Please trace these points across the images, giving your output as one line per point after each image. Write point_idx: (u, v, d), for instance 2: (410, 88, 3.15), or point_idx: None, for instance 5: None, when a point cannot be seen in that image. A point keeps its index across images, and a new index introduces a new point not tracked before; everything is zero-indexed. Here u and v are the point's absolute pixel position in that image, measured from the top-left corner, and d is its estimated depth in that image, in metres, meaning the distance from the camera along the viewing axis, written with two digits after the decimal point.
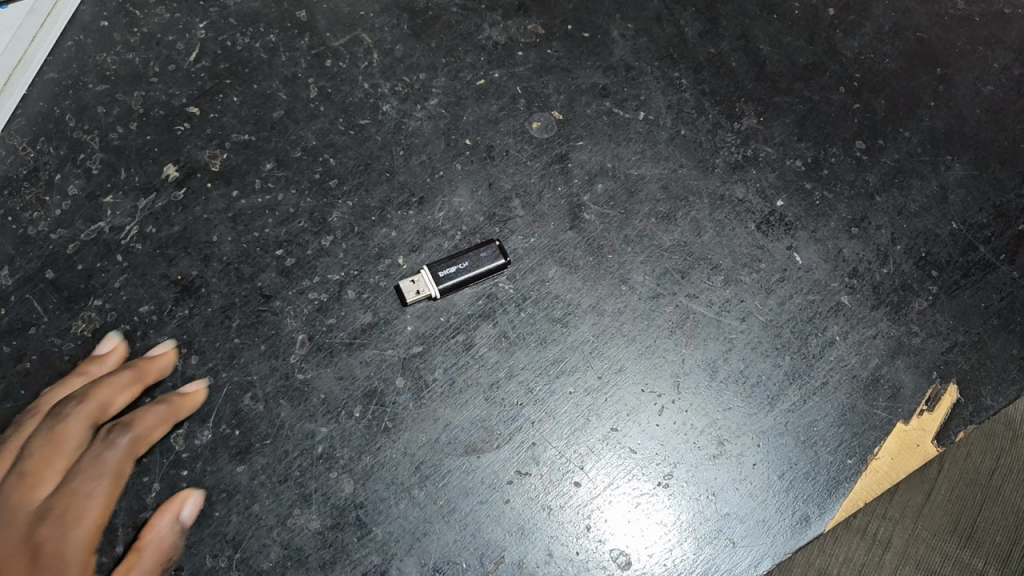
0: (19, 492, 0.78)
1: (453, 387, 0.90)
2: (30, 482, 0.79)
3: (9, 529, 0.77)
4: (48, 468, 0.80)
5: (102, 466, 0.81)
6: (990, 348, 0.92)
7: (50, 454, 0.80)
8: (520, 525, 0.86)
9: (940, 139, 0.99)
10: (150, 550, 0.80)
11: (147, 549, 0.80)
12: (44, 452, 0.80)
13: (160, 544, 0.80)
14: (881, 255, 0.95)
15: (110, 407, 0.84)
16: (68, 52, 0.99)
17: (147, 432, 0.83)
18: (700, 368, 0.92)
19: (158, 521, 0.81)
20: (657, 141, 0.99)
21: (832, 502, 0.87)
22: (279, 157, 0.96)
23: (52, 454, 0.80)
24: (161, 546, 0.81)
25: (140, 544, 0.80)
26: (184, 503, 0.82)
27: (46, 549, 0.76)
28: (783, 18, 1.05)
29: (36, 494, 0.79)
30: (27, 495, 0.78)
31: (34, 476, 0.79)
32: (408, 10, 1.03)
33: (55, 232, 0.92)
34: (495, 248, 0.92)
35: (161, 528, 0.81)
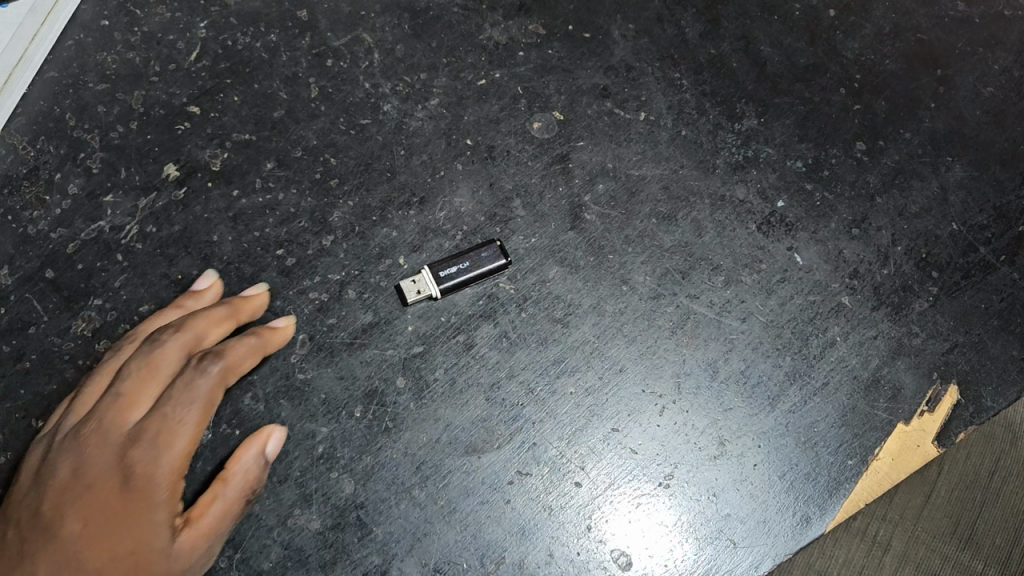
0: (114, 414, 0.76)
1: (453, 387, 0.90)
2: (126, 404, 0.77)
3: (103, 449, 0.74)
4: (144, 391, 0.78)
5: (194, 392, 0.77)
6: (990, 349, 0.92)
7: (147, 376, 0.78)
8: (521, 526, 0.86)
9: (941, 140, 0.99)
10: (237, 480, 0.80)
11: (234, 478, 0.80)
12: (140, 374, 0.78)
13: (246, 474, 0.81)
14: (881, 256, 0.95)
15: (205, 336, 0.82)
16: (69, 51, 0.99)
17: (241, 360, 0.82)
18: (700, 368, 0.92)
19: (245, 452, 0.82)
20: (658, 142, 0.99)
21: (833, 503, 0.87)
22: (280, 156, 0.96)
23: (149, 376, 0.78)
24: (244, 479, 0.81)
25: (224, 476, 0.80)
26: (268, 437, 0.83)
27: (140, 469, 0.73)
28: (784, 19, 1.04)
29: (131, 415, 0.76)
30: (121, 416, 0.76)
31: (130, 397, 0.77)
32: (409, 10, 1.03)
33: (55, 231, 0.92)
34: (495, 247, 0.93)
35: (248, 459, 0.81)
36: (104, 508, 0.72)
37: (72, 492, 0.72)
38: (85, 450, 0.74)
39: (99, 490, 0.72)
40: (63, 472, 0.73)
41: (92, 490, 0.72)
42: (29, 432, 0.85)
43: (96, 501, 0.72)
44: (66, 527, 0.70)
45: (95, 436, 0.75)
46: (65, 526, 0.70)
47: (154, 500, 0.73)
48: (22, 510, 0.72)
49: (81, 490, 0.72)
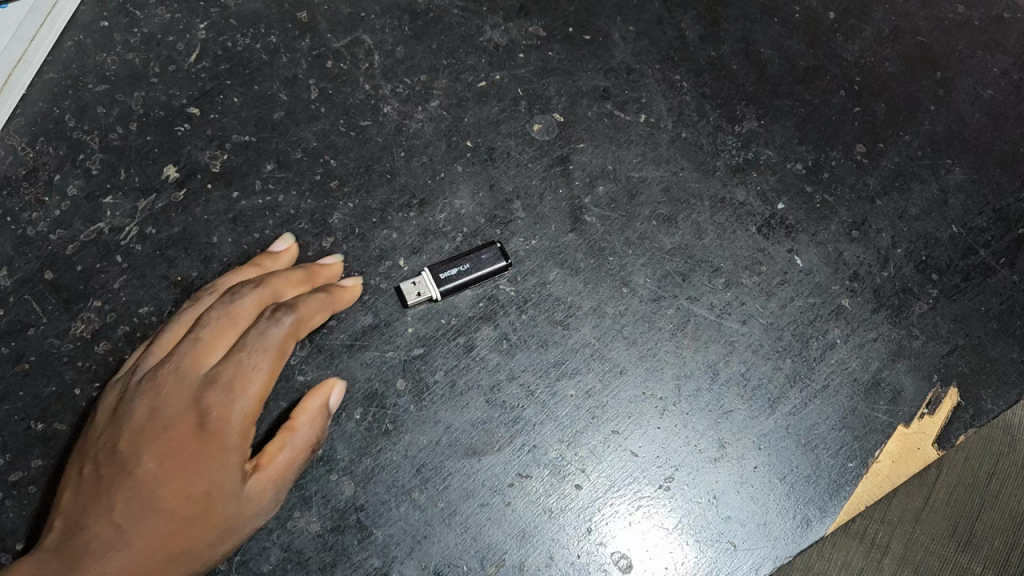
0: (191, 357, 0.78)
1: (453, 389, 0.89)
2: (203, 348, 0.78)
3: (180, 390, 0.75)
4: (222, 338, 0.79)
5: (269, 342, 0.79)
6: (989, 352, 0.92)
7: (225, 324, 0.80)
8: (521, 528, 0.87)
9: (940, 144, 0.99)
10: (305, 427, 0.82)
11: (302, 426, 0.82)
12: (219, 323, 0.80)
13: (312, 423, 0.82)
14: (881, 258, 0.95)
15: (279, 292, 0.84)
16: (68, 52, 0.99)
17: (313, 315, 0.84)
18: (700, 370, 0.92)
19: (311, 403, 0.83)
20: (658, 144, 0.99)
21: (834, 505, 0.87)
22: (280, 158, 0.96)
23: (226, 326, 0.80)
24: (310, 428, 0.82)
25: (293, 424, 0.82)
26: (332, 389, 0.85)
27: (215, 412, 0.74)
28: (784, 21, 1.03)
29: (208, 360, 0.78)
30: (199, 360, 0.78)
31: (207, 342, 0.79)
32: (408, 12, 1.03)
33: (55, 233, 0.92)
34: (495, 249, 0.92)
35: (315, 409, 0.83)
36: (180, 447, 0.73)
37: (148, 430, 0.74)
38: (162, 391, 0.75)
39: (175, 430, 0.74)
40: (140, 411, 0.75)
41: (168, 429, 0.74)
42: (30, 434, 0.86)
43: (172, 441, 0.73)
44: (143, 465, 0.72)
45: (172, 378, 0.76)
46: (142, 463, 0.72)
47: (227, 443, 0.74)
48: (100, 446, 0.75)
49: (157, 429, 0.74)
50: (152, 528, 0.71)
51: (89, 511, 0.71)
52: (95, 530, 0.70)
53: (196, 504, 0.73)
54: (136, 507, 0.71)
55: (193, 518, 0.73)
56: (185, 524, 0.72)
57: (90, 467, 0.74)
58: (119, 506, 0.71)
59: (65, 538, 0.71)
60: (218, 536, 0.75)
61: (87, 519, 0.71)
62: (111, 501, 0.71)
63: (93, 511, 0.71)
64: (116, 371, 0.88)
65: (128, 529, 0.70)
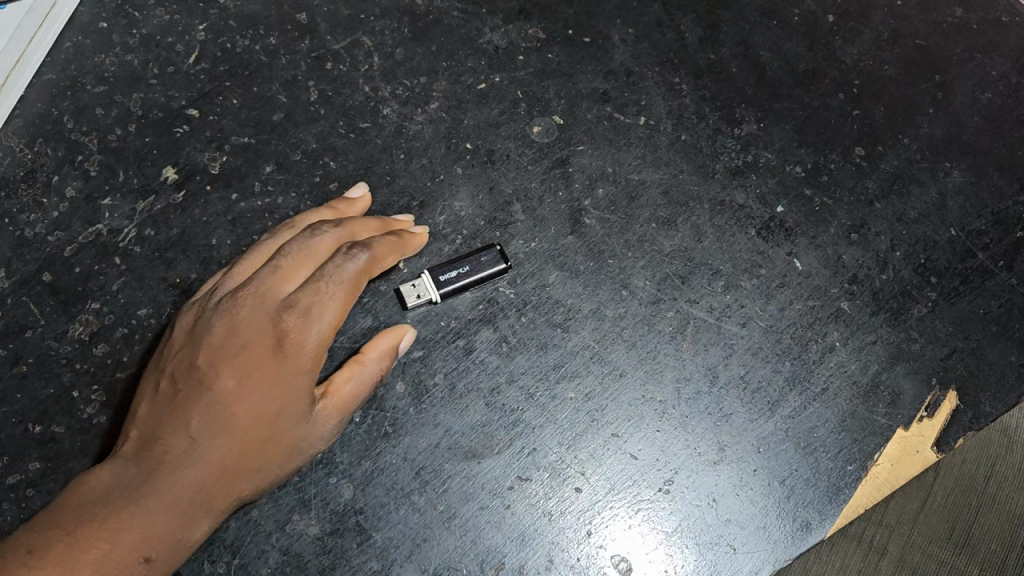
0: (269, 284, 0.80)
1: (453, 392, 0.89)
2: (281, 276, 0.80)
3: (257, 313, 0.78)
4: (299, 268, 0.81)
5: (346, 275, 0.80)
6: (988, 355, 0.92)
7: (303, 256, 0.82)
8: (521, 531, 0.87)
9: (939, 147, 0.99)
10: (373, 362, 0.84)
11: (370, 360, 0.84)
12: (298, 254, 0.82)
13: (380, 359, 0.85)
14: (880, 261, 0.95)
15: (356, 233, 0.86)
16: (67, 53, 0.98)
17: (386, 255, 0.86)
18: (700, 373, 0.92)
19: (382, 341, 0.86)
20: (658, 147, 0.99)
21: (832, 508, 0.88)
22: (279, 159, 0.96)
23: (305, 257, 0.82)
24: (378, 364, 0.85)
25: (361, 357, 0.84)
26: (401, 335, 0.88)
27: (292, 336, 0.76)
28: (782, 25, 1.03)
29: (285, 287, 0.80)
30: (276, 288, 0.79)
31: (286, 270, 0.80)
32: (408, 13, 1.03)
33: (53, 234, 0.92)
34: (495, 252, 0.92)
35: (384, 347, 0.86)
36: (257, 367, 0.76)
37: (226, 349, 0.76)
38: (240, 314, 0.78)
39: (252, 352, 0.76)
40: (219, 331, 0.77)
41: (246, 349, 0.76)
42: (28, 436, 0.86)
43: (249, 361, 0.76)
44: (219, 382, 0.75)
45: (251, 302, 0.78)
46: (218, 380, 0.75)
47: (301, 366, 0.77)
48: (178, 363, 0.78)
49: (234, 349, 0.76)
50: (223, 443, 0.74)
51: (166, 420, 0.74)
52: (172, 440, 0.73)
53: (268, 424, 0.76)
54: (211, 421, 0.74)
55: (263, 437, 0.76)
56: (256, 441, 0.75)
57: (168, 382, 0.77)
58: (196, 419, 0.74)
59: (143, 447, 0.74)
60: (284, 457, 0.78)
61: (164, 429, 0.74)
62: (189, 413, 0.74)
63: (171, 422, 0.74)
64: (113, 373, 0.88)
65: (203, 442, 0.73)
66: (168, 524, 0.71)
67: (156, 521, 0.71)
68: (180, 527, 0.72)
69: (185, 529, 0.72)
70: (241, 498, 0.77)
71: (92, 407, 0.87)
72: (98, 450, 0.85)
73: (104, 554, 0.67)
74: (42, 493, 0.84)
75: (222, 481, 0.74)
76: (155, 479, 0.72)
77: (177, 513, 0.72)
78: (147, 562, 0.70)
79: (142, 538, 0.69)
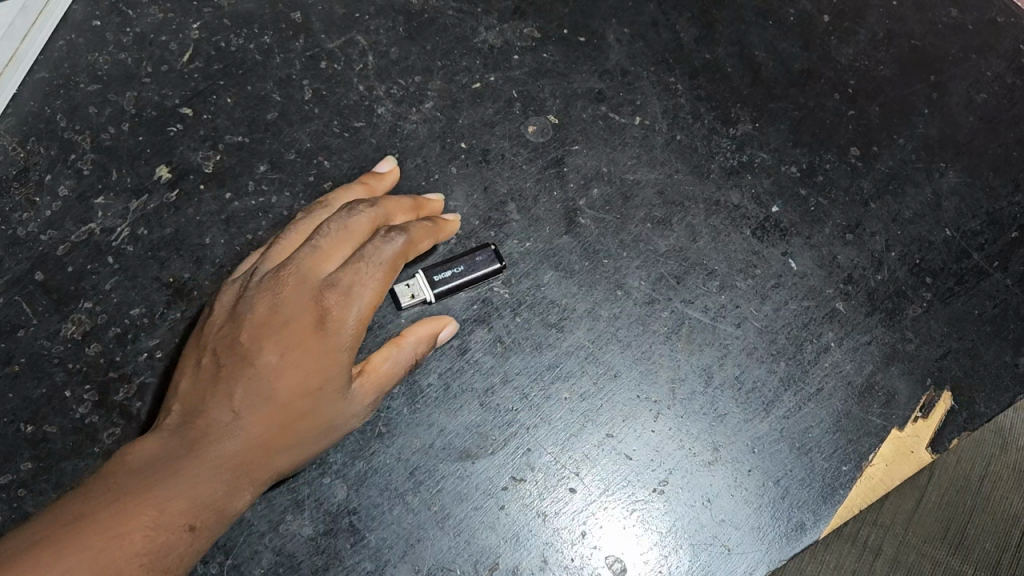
0: (310, 264, 0.81)
1: (447, 392, 0.89)
2: (321, 256, 0.82)
3: (299, 292, 0.80)
4: (338, 248, 0.83)
5: (384, 259, 0.83)
6: (983, 356, 0.93)
7: (342, 237, 0.83)
8: (515, 532, 0.87)
9: (935, 147, 0.99)
10: (410, 344, 0.86)
11: (407, 343, 0.86)
12: (337, 234, 0.83)
13: (417, 342, 0.86)
14: (875, 262, 0.95)
15: (390, 215, 0.88)
16: (60, 52, 0.98)
17: (420, 241, 0.88)
18: (694, 374, 0.92)
19: (422, 326, 0.87)
20: (653, 147, 0.98)
21: (827, 509, 0.88)
22: (273, 159, 0.95)
23: (344, 237, 0.83)
24: (414, 348, 0.86)
25: (398, 340, 0.86)
26: (442, 327, 0.89)
27: (332, 315, 0.79)
28: (778, 25, 1.03)
29: (325, 268, 0.82)
30: (317, 267, 0.82)
31: (326, 250, 0.82)
32: (403, 12, 1.02)
33: (46, 234, 0.92)
34: (490, 252, 0.92)
35: (424, 332, 0.87)
36: (299, 344, 0.78)
37: (268, 327, 0.78)
38: (283, 291, 0.80)
39: (295, 327, 0.78)
40: (261, 308, 0.79)
41: (289, 326, 0.78)
42: (20, 436, 0.85)
43: (291, 337, 0.78)
44: (262, 357, 0.77)
45: (293, 281, 0.80)
46: (261, 356, 0.77)
47: (341, 345, 0.79)
48: (220, 340, 0.79)
49: (276, 326, 0.78)
50: (267, 416, 0.76)
51: (210, 395, 0.76)
52: (216, 413, 0.75)
53: (308, 399, 0.78)
54: (255, 395, 0.76)
55: (304, 411, 0.78)
56: (296, 415, 0.77)
57: (210, 358, 0.79)
58: (239, 393, 0.76)
59: (186, 420, 0.75)
60: (322, 432, 0.80)
61: (207, 402, 0.76)
62: (233, 387, 0.76)
63: (214, 396, 0.76)
64: (106, 373, 0.87)
65: (246, 415, 0.75)
66: (212, 494, 0.72)
67: (201, 490, 0.72)
68: (224, 497, 0.73)
69: (228, 499, 0.73)
70: (280, 472, 0.78)
71: (84, 407, 0.86)
72: (91, 450, 0.85)
73: (152, 520, 0.68)
74: (33, 493, 0.84)
75: (265, 453, 0.76)
76: (199, 449, 0.73)
77: (221, 484, 0.73)
78: (192, 529, 0.71)
79: (188, 506, 0.71)
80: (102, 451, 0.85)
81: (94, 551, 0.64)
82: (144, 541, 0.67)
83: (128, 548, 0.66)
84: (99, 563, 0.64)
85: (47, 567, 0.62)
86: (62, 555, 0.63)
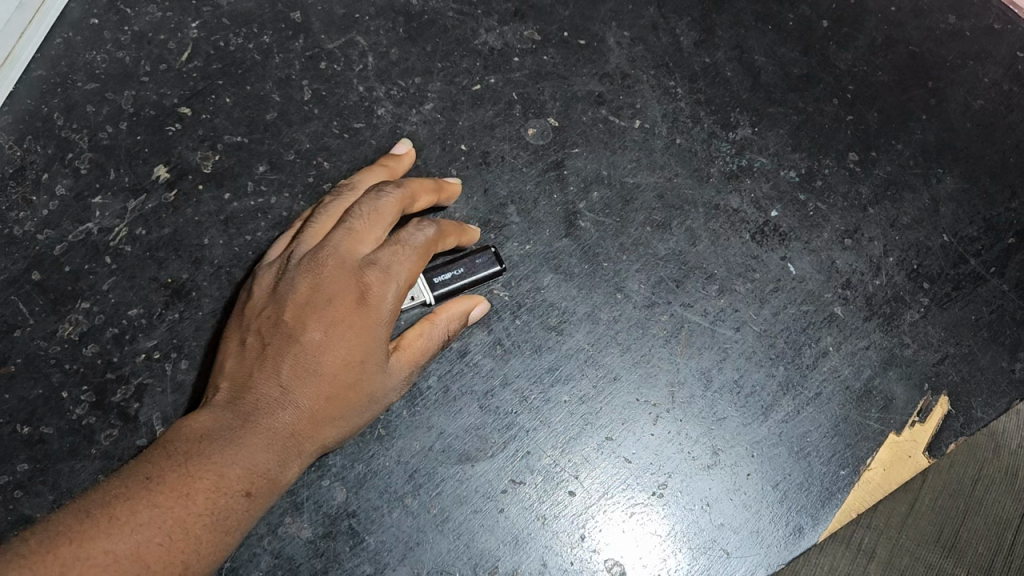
0: (346, 243, 0.81)
1: (447, 395, 0.90)
2: (356, 236, 0.82)
3: (338, 270, 0.80)
4: (372, 229, 0.83)
5: (419, 242, 0.83)
6: (979, 361, 0.93)
7: (375, 218, 0.83)
8: (514, 536, 0.87)
9: (933, 153, 0.99)
10: (443, 323, 0.86)
11: (440, 321, 0.86)
12: (370, 216, 0.83)
13: (450, 322, 0.87)
14: (873, 266, 0.95)
15: (416, 195, 0.88)
16: (57, 49, 0.97)
17: (448, 229, 0.88)
18: (693, 378, 0.92)
19: (454, 306, 0.87)
20: (653, 150, 0.98)
21: (826, 513, 0.88)
22: (273, 159, 0.95)
23: (377, 219, 0.83)
24: (447, 325, 0.86)
25: (432, 317, 0.86)
26: (474, 306, 0.89)
27: (371, 292, 0.79)
28: (777, 29, 1.03)
29: (361, 247, 0.82)
30: (354, 248, 0.81)
31: (360, 231, 0.82)
32: (403, 13, 1.02)
33: (42, 233, 0.91)
34: (490, 254, 0.92)
35: (458, 312, 0.87)
36: (340, 320, 0.77)
37: (310, 305, 0.78)
38: (321, 270, 0.80)
39: (337, 304, 0.78)
40: (301, 287, 0.79)
41: (331, 302, 0.78)
42: (16, 437, 0.85)
43: (333, 313, 0.77)
44: (305, 333, 0.77)
45: (331, 260, 0.80)
46: (304, 332, 0.77)
47: (380, 320, 0.79)
48: (263, 319, 0.79)
49: (318, 303, 0.78)
50: (313, 389, 0.75)
51: (256, 371, 0.76)
52: (263, 387, 0.75)
53: (352, 373, 0.77)
54: (301, 369, 0.75)
55: (348, 386, 0.77)
56: (340, 390, 0.77)
57: (253, 338, 0.79)
58: (286, 367, 0.75)
59: (234, 395, 0.75)
60: (365, 406, 0.79)
61: (255, 378, 0.75)
62: (279, 362, 0.76)
63: (260, 372, 0.76)
64: (103, 374, 0.87)
65: (294, 389, 0.75)
66: (266, 463, 0.71)
67: (255, 457, 0.71)
68: (276, 466, 0.72)
69: (279, 470, 0.72)
70: (327, 445, 0.77)
71: (81, 408, 0.86)
72: (87, 452, 0.85)
73: (213, 483, 0.67)
74: (29, 495, 0.84)
75: (313, 427, 0.75)
76: (251, 420, 0.73)
77: (273, 454, 0.72)
78: (248, 495, 0.69)
79: (243, 473, 0.70)
80: (98, 453, 0.85)
81: (162, 510, 0.64)
82: (207, 502, 0.66)
83: (193, 509, 0.65)
84: (166, 522, 0.64)
85: (121, 523, 0.62)
86: (132, 513, 0.63)
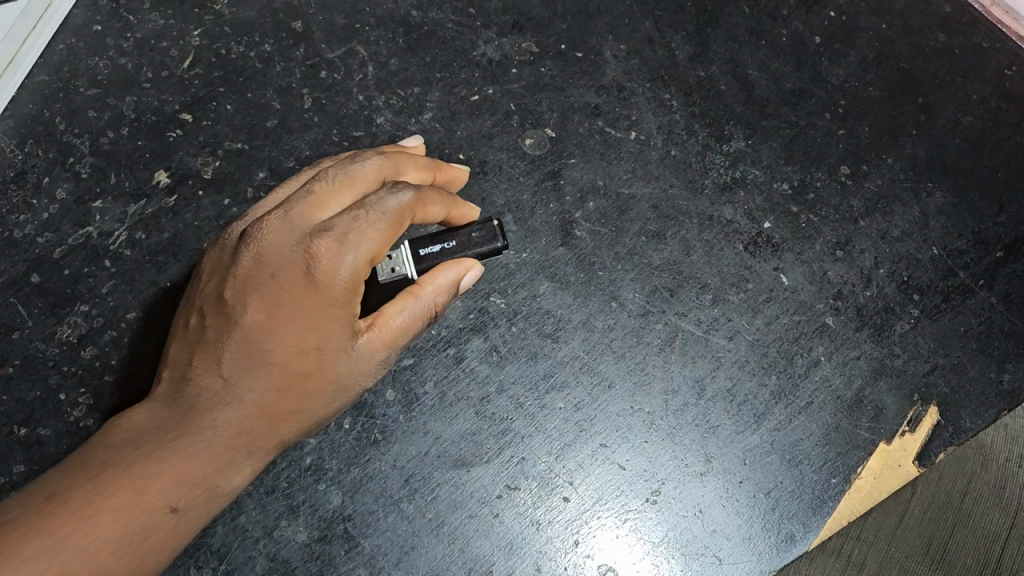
0: (303, 208, 0.77)
1: (442, 400, 0.91)
2: (314, 201, 0.77)
3: (286, 241, 0.75)
4: (336, 196, 0.78)
5: (389, 209, 0.77)
6: (969, 371, 0.94)
7: (342, 185, 0.78)
8: (509, 540, 0.88)
9: (922, 167, 1.01)
10: (428, 295, 0.81)
11: (425, 294, 0.81)
12: (336, 182, 0.78)
13: (436, 292, 0.82)
14: (864, 278, 0.97)
15: (401, 169, 0.83)
16: (59, 55, 0.98)
17: (433, 195, 0.82)
18: (687, 384, 0.93)
19: (444, 275, 0.82)
20: (647, 162, 0.99)
21: (817, 520, 0.89)
22: (272, 166, 0.96)
23: (342, 185, 0.78)
24: (432, 298, 0.82)
25: (415, 290, 0.81)
26: (466, 271, 0.83)
27: (323, 267, 0.74)
28: (771, 44, 1.05)
29: (318, 215, 0.77)
30: (309, 215, 0.76)
31: (322, 197, 0.77)
32: (403, 24, 1.03)
33: (42, 236, 0.92)
34: (489, 228, 0.85)
35: (446, 281, 0.82)
36: (290, 301, 0.74)
37: (254, 283, 0.75)
38: (268, 242, 0.75)
39: (286, 283, 0.74)
40: (246, 259, 0.76)
41: (278, 283, 0.74)
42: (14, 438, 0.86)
43: (280, 292, 0.75)
44: (248, 315, 0.75)
45: (281, 228, 0.76)
46: (248, 317, 0.75)
47: (336, 299, 0.75)
48: (208, 297, 0.78)
49: (264, 283, 0.75)
50: (260, 383, 0.75)
51: (199, 361, 0.76)
52: (206, 378, 0.75)
53: (305, 362, 0.75)
54: (244, 359, 0.74)
55: (303, 374, 0.76)
56: (292, 380, 0.76)
57: (196, 321, 0.77)
58: (228, 355, 0.75)
59: (177, 388, 0.76)
60: (326, 393, 0.78)
61: (198, 369, 0.75)
62: (221, 349, 0.75)
63: (202, 361, 0.75)
64: (101, 377, 0.87)
65: (237, 383, 0.75)
66: (202, 467, 0.73)
67: (191, 462, 0.72)
68: (215, 471, 0.74)
69: (218, 476, 0.74)
70: (281, 434, 0.78)
71: (78, 411, 0.87)
72: None
73: (129, 502, 0.68)
74: None
75: (260, 422, 0.76)
76: (191, 418, 0.74)
77: (215, 454, 0.73)
78: (175, 511, 0.71)
79: (170, 486, 0.71)
80: None
81: (62, 536, 0.65)
82: (118, 525, 0.67)
83: (99, 533, 0.66)
84: (67, 550, 0.64)
85: (11, 554, 0.62)
86: (29, 540, 0.64)
